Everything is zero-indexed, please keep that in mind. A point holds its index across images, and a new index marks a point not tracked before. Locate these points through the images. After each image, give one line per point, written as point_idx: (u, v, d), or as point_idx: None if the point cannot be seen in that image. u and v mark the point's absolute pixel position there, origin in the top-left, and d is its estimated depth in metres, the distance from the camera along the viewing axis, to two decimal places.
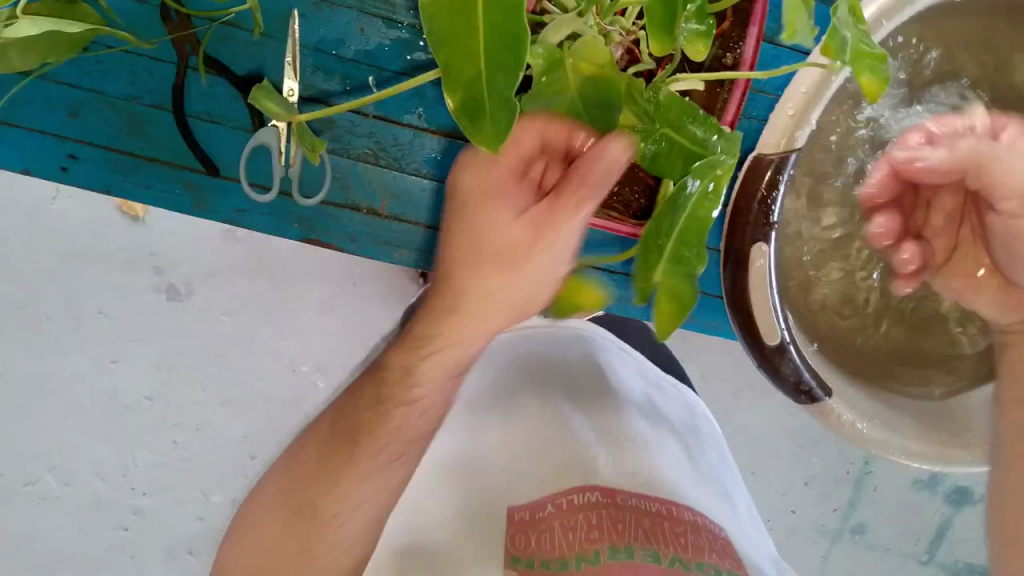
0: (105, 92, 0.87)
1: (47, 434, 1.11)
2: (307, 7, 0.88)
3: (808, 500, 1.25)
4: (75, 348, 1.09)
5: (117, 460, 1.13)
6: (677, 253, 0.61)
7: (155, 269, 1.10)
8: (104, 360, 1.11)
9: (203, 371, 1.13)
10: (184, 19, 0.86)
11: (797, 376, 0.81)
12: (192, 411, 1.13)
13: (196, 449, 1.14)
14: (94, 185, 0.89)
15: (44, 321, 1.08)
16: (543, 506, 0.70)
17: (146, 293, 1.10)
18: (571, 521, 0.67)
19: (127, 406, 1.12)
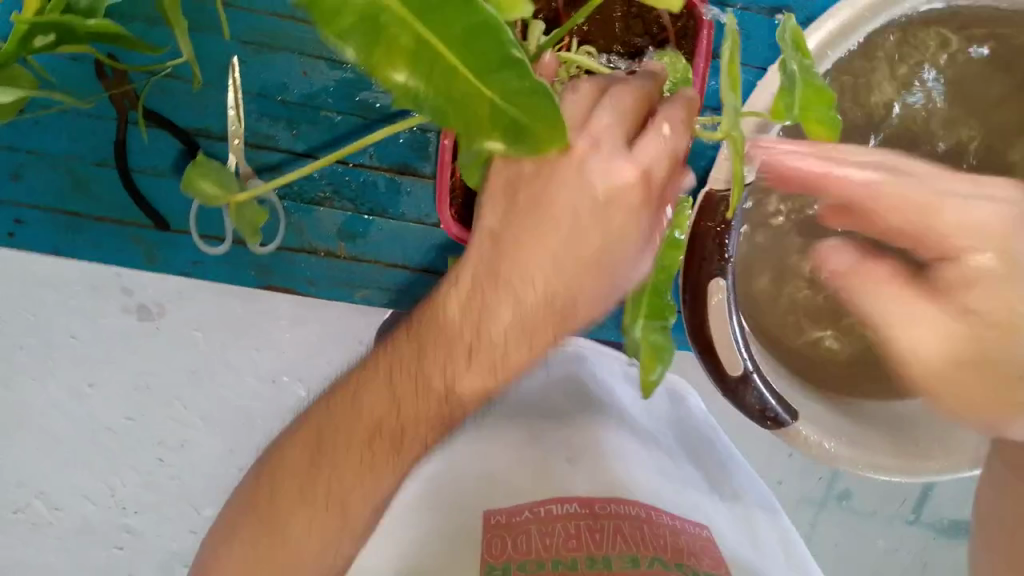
0: (44, 152, 0.85)
1: None
2: (246, 52, 0.83)
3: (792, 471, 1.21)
4: (47, 374, 0.95)
5: (101, 478, 0.98)
6: (656, 307, 0.60)
7: (125, 290, 0.93)
8: (79, 385, 0.96)
9: (180, 389, 0.97)
10: (120, 74, 0.82)
11: (762, 404, 0.78)
12: (172, 427, 0.98)
13: (183, 465, 0.99)
14: (44, 247, 0.90)
15: None
16: (520, 512, 0.73)
17: (113, 316, 0.94)
18: (549, 528, 0.71)
19: (106, 427, 0.98)
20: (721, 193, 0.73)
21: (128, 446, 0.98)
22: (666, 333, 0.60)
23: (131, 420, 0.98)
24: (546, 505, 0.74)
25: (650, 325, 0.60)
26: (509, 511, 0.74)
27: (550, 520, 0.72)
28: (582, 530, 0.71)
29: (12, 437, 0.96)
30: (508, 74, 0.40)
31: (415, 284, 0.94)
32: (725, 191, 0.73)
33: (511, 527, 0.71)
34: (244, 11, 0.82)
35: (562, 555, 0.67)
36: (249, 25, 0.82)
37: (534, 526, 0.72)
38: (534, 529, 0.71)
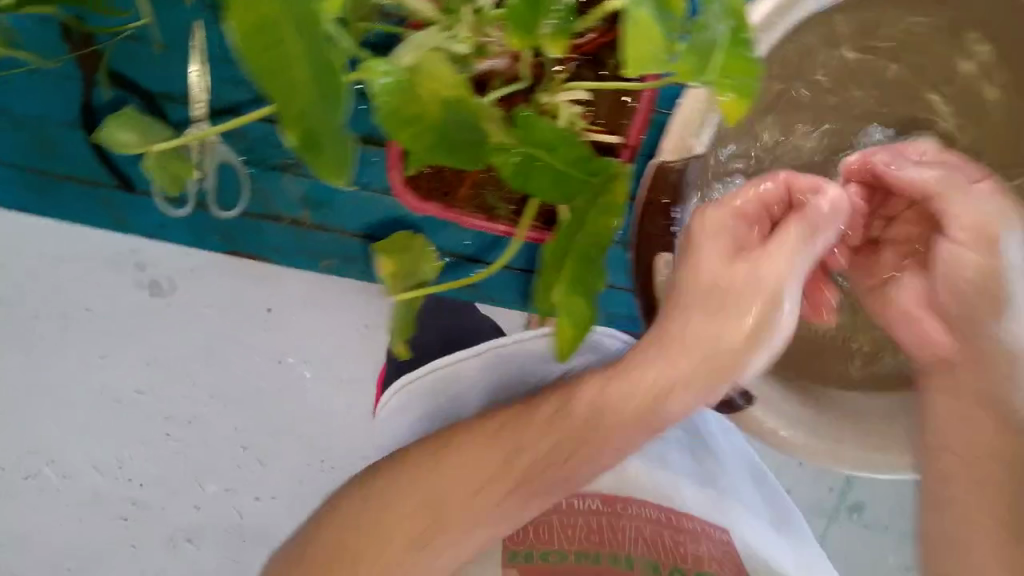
0: (12, 112, 0.86)
1: (37, 435, 0.99)
2: (205, 16, 0.82)
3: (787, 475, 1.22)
4: (60, 347, 0.96)
5: (112, 452, 0.99)
6: (583, 273, 0.61)
7: (136, 265, 0.93)
8: (91, 355, 0.96)
9: (188, 363, 0.97)
10: (85, 36, 0.83)
11: None
12: (180, 403, 0.98)
13: (186, 442, 0.99)
14: (11, 203, 0.91)
15: (33, 320, 0.94)
16: (552, 511, 0.79)
17: (127, 292, 0.94)
18: (573, 524, 0.78)
19: (117, 400, 0.98)
20: (672, 165, 0.71)
21: (128, 425, 0.99)
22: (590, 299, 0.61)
23: (141, 394, 0.98)
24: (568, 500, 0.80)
25: (571, 291, 0.60)
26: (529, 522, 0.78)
27: (573, 513, 0.79)
28: (603, 525, 0.78)
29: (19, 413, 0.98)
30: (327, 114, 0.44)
31: None
32: (676, 162, 0.71)
33: (536, 536, 0.77)
34: None
35: (585, 550, 0.75)
36: None
37: (556, 518, 0.79)
38: (558, 523, 0.78)
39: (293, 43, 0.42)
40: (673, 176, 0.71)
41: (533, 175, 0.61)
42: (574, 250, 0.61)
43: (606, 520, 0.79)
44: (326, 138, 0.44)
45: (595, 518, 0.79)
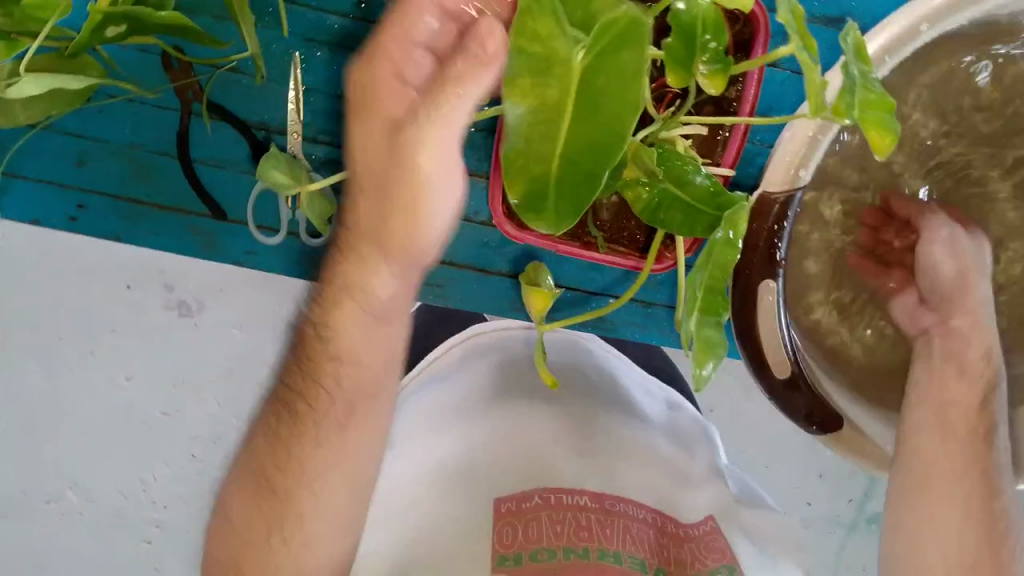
0: (107, 140, 0.88)
1: (63, 454, 1.14)
2: (305, 49, 0.85)
3: (821, 493, 1.31)
4: (89, 367, 1.12)
5: (136, 476, 1.15)
6: (710, 304, 0.61)
7: (166, 285, 1.11)
8: (117, 377, 1.13)
9: (214, 384, 1.14)
10: (185, 67, 0.84)
11: (808, 408, 0.79)
12: (206, 422, 1.15)
13: (212, 460, 1.15)
14: (104, 233, 0.91)
15: (56, 341, 1.10)
16: (530, 497, 0.76)
17: (157, 312, 1.11)
18: (559, 516, 0.74)
19: (142, 422, 1.14)
20: (775, 196, 0.74)
21: (154, 444, 1.15)
22: (718, 328, 0.61)
23: (165, 414, 1.14)
24: (557, 493, 0.76)
25: (703, 320, 0.61)
26: (518, 496, 0.76)
27: (562, 508, 0.75)
28: (593, 521, 0.74)
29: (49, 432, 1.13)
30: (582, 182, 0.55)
31: (466, 279, 0.96)
32: (780, 193, 0.73)
33: (523, 514, 0.75)
34: (300, 8, 0.84)
35: (573, 544, 0.73)
36: (307, 23, 0.85)
37: (546, 513, 0.75)
38: (546, 516, 0.74)
39: (567, 121, 0.53)
40: (777, 207, 0.74)
41: (665, 212, 0.65)
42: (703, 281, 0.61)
43: (595, 518, 0.75)
44: (556, 202, 0.56)
45: (579, 511, 0.75)
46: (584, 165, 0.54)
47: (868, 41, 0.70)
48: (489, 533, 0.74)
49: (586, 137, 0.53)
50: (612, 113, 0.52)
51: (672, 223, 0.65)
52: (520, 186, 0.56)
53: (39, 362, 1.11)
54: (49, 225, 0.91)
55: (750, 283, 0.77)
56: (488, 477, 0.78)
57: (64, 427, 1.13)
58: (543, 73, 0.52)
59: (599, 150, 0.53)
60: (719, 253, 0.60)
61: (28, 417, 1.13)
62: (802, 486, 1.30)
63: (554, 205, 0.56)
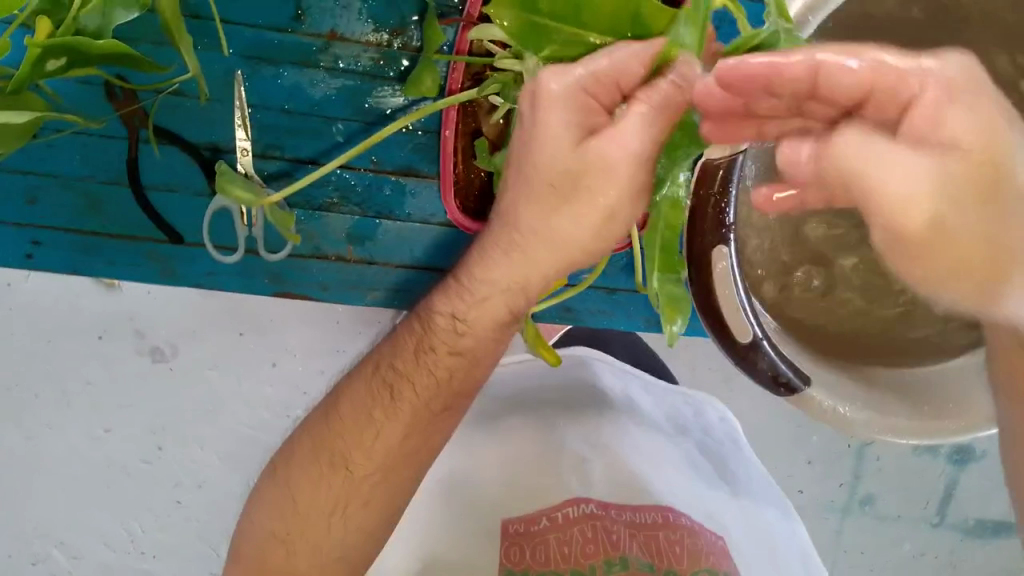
0: (57, 174, 0.88)
1: (43, 513, 1.17)
2: (248, 66, 0.86)
3: (813, 477, 1.33)
4: (67, 421, 1.16)
5: (122, 527, 1.19)
6: (668, 262, 0.63)
7: (137, 332, 1.15)
8: (95, 429, 1.17)
9: (195, 429, 1.18)
10: (129, 95, 0.85)
11: (774, 370, 0.79)
12: (190, 468, 1.19)
13: (198, 504, 1.20)
14: (61, 269, 0.91)
15: (33, 398, 1.14)
16: (537, 519, 0.79)
17: (129, 359, 1.16)
18: (565, 535, 0.77)
19: (127, 472, 1.18)
20: (718, 162, 0.75)
21: (145, 491, 1.19)
22: (679, 285, 0.63)
23: (147, 463, 1.18)
24: (561, 510, 0.80)
25: (662, 278, 0.63)
26: (527, 519, 0.80)
27: (567, 526, 0.78)
28: (596, 532, 0.78)
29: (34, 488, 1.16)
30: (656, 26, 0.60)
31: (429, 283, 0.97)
32: (720, 159, 0.74)
33: (531, 536, 0.78)
34: (240, 26, 0.85)
35: (580, 564, 0.75)
36: (247, 41, 0.86)
37: (553, 533, 0.78)
38: (553, 536, 0.78)
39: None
40: (719, 176, 0.75)
41: None
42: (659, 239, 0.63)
43: (600, 526, 0.79)
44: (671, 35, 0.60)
45: (582, 524, 0.78)
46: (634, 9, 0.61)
47: (790, 3, 0.72)
48: (494, 546, 0.78)
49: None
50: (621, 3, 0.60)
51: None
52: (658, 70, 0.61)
53: (15, 421, 1.14)
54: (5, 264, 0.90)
55: (703, 251, 0.78)
56: (495, 502, 0.82)
57: (48, 479, 1.16)
58: None
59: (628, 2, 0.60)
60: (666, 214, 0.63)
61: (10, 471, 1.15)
62: (793, 473, 1.32)
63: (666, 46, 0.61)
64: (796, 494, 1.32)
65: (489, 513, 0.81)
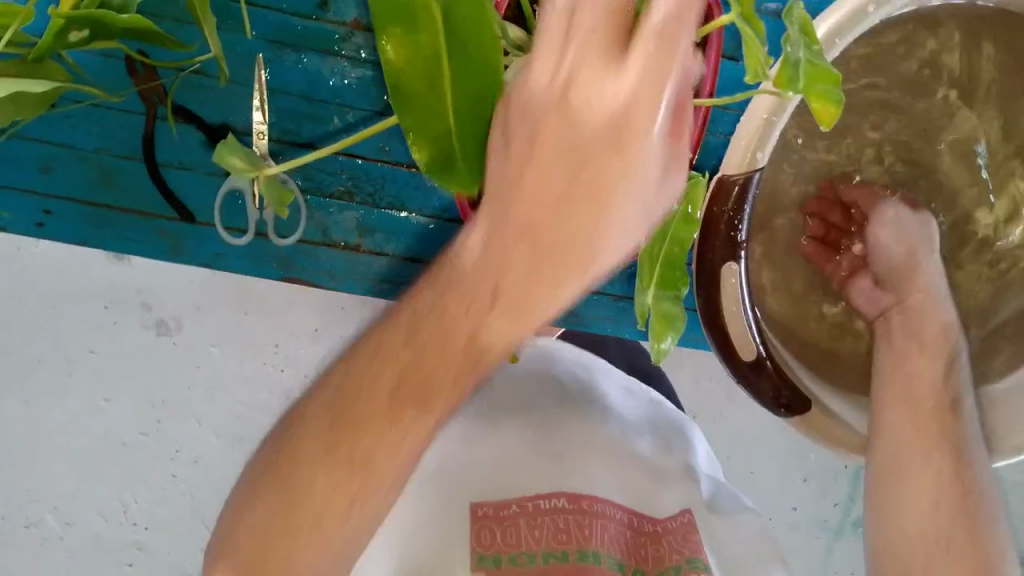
0: (74, 146, 0.88)
1: (40, 481, 1.16)
2: (270, 51, 0.86)
3: (808, 496, 1.34)
4: (69, 391, 1.16)
5: (117, 499, 1.19)
6: (668, 278, 0.63)
7: (144, 304, 1.16)
8: (96, 399, 1.17)
9: (197, 406, 1.20)
10: (149, 71, 0.85)
11: (775, 391, 0.79)
12: (189, 444, 1.20)
13: (194, 478, 1.21)
14: (71, 239, 0.92)
15: (35, 363, 1.14)
16: (508, 504, 0.77)
17: (137, 330, 1.16)
18: (537, 520, 0.77)
19: (124, 443, 1.18)
20: (734, 179, 0.75)
21: (141, 464, 1.19)
22: (677, 303, 0.62)
23: (145, 435, 1.19)
24: (534, 499, 0.79)
25: (659, 295, 0.62)
26: (497, 503, 0.78)
27: (538, 513, 0.77)
28: (571, 524, 0.77)
29: (31, 455, 1.16)
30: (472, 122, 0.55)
31: None
32: (737, 176, 0.74)
33: (501, 520, 0.76)
34: (265, 10, 0.85)
35: (552, 547, 0.74)
36: (272, 24, 0.85)
37: (524, 517, 0.77)
38: (525, 522, 0.76)
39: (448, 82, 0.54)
40: (734, 193, 0.75)
41: None
42: (657, 256, 0.62)
43: (573, 518, 0.77)
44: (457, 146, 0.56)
45: (555, 515, 0.77)
46: (474, 111, 0.55)
47: (818, 25, 0.72)
48: (467, 535, 0.75)
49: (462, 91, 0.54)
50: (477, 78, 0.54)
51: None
52: (424, 152, 0.56)
53: (14, 389, 1.14)
54: (18, 232, 0.91)
55: (711, 267, 0.77)
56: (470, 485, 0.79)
57: (45, 450, 1.16)
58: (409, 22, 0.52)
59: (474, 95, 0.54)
60: (672, 231, 0.62)
61: (6, 438, 1.15)
62: (788, 490, 1.33)
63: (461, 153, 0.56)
64: (790, 511, 1.33)
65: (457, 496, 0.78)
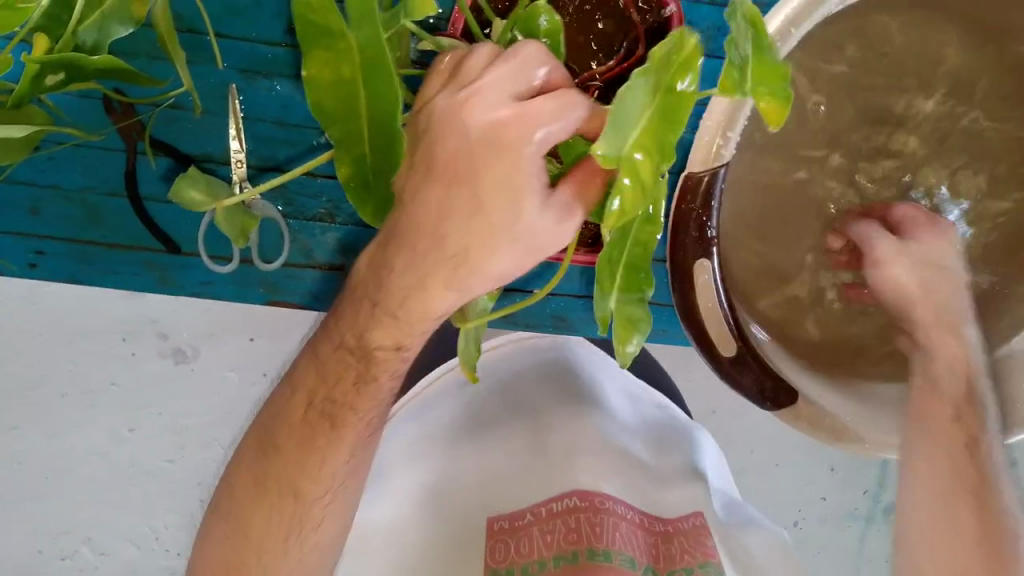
0: (59, 186, 0.90)
1: (69, 512, 1.21)
2: (242, 80, 0.88)
3: (836, 486, 1.33)
4: (90, 422, 1.19)
5: (147, 524, 1.23)
6: (632, 281, 0.61)
7: (160, 334, 1.17)
8: (122, 429, 1.20)
9: (217, 431, 1.21)
10: (127, 108, 0.87)
11: (759, 384, 0.78)
12: (212, 469, 1.22)
13: None
14: (62, 277, 0.94)
15: (58, 397, 1.18)
16: (522, 515, 0.83)
17: (153, 360, 1.18)
18: (548, 525, 0.81)
19: (149, 471, 1.21)
20: (700, 175, 0.75)
21: (172, 489, 1.22)
22: (642, 304, 0.62)
23: (171, 462, 1.21)
24: (547, 505, 0.83)
25: (623, 299, 0.61)
26: (512, 515, 0.84)
27: (550, 518, 0.82)
28: (581, 523, 0.80)
29: (55, 488, 1.20)
30: (382, 162, 0.52)
31: None
32: (704, 171, 0.75)
33: (515, 531, 0.82)
34: (234, 41, 0.87)
35: (563, 551, 0.78)
36: (244, 54, 0.87)
37: (536, 526, 0.82)
38: (537, 529, 0.81)
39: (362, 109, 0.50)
40: (701, 186, 0.75)
41: None
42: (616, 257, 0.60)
43: (584, 516, 0.81)
44: (375, 179, 0.53)
45: (564, 517, 0.81)
46: (379, 147, 0.51)
47: (770, 17, 0.72)
48: (479, 556, 0.82)
49: (370, 121, 0.50)
50: (387, 114, 0.49)
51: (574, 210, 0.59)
52: (341, 166, 0.53)
53: (37, 424, 1.18)
54: (8, 271, 0.93)
55: (686, 267, 0.77)
56: (476, 507, 0.86)
57: (67, 482, 1.20)
58: (329, 43, 0.48)
59: (388, 130, 0.50)
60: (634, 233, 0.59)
61: (34, 470, 1.19)
62: (814, 481, 1.32)
63: (374, 186, 0.53)
64: (817, 502, 1.32)
65: (469, 520, 0.85)
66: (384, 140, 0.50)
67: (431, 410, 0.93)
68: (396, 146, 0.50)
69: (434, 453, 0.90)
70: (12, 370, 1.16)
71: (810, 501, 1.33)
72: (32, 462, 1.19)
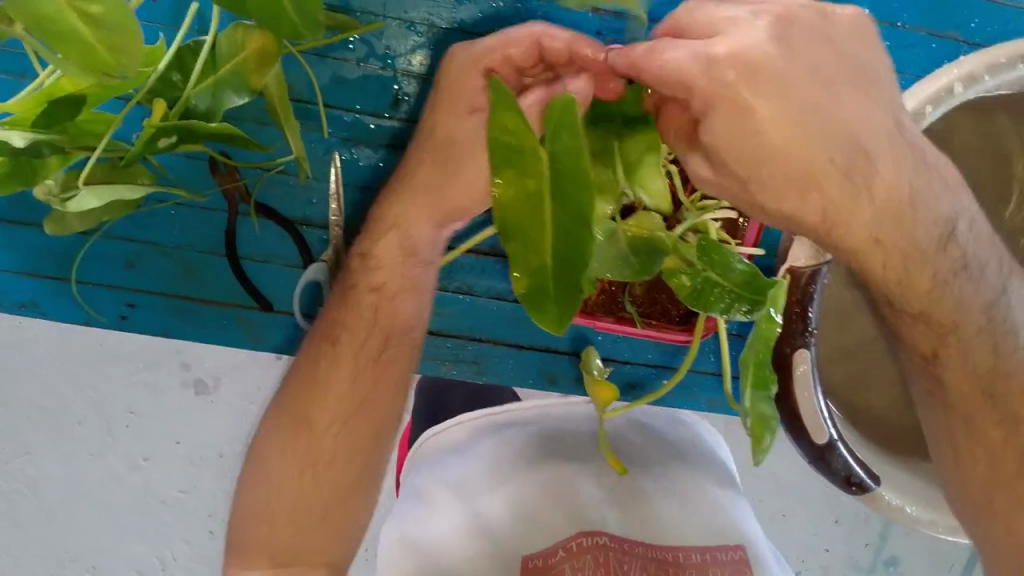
0: (158, 242, 0.91)
1: (82, 539, 1.18)
2: (345, 149, 0.91)
3: (839, 536, 1.36)
4: (108, 450, 1.16)
5: (154, 555, 1.20)
6: (760, 379, 0.65)
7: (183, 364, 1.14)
8: (136, 458, 1.17)
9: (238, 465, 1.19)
10: (231, 170, 0.86)
11: (847, 470, 0.82)
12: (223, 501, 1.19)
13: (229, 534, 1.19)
14: (152, 329, 0.95)
15: (76, 425, 1.15)
16: (555, 551, 0.78)
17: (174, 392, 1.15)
18: (580, 564, 0.77)
19: (161, 501, 1.18)
20: (802, 270, 0.79)
21: (182, 518, 1.20)
22: (771, 403, 0.65)
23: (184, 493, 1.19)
24: (578, 539, 0.80)
25: (754, 395, 0.65)
26: (546, 553, 0.79)
27: (582, 554, 0.78)
28: (611, 560, 0.77)
29: (74, 513, 1.17)
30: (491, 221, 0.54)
31: (501, 356, 1.03)
32: (805, 267, 0.79)
33: (550, 569, 0.77)
34: (339, 111, 0.89)
35: None
36: (347, 124, 0.89)
37: (568, 565, 0.77)
38: (570, 569, 0.77)
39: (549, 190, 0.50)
40: (803, 281, 0.80)
41: (704, 295, 0.68)
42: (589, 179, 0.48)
43: (615, 557, 0.78)
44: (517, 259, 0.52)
45: (596, 553, 0.78)
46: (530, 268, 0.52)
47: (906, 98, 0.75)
48: None
49: (558, 221, 0.50)
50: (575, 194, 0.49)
51: (500, 181, 0.51)
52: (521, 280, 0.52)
53: (56, 450, 1.15)
54: (99, 323, 0.95)
55: (784, 356, 0.81)
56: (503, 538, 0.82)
57: (86, 507, 1.17)
58: (520, 162, 0.50)
59: (573, 181, 0.49)
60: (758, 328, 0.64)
61: (56, 498, 1.16)
62: (820, 532, 1.34)
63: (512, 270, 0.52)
64: (821, 552, 1.35)
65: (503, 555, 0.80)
66: (579, 195, 0.49)
67: (472, 454, 0.93)
68: (572, 225, 0.49)
69: (464, 485, 0.88)
70: (38, 391, 1.13)
71: (815, 552, 1.36)
72: (48, 488, 1.16)
